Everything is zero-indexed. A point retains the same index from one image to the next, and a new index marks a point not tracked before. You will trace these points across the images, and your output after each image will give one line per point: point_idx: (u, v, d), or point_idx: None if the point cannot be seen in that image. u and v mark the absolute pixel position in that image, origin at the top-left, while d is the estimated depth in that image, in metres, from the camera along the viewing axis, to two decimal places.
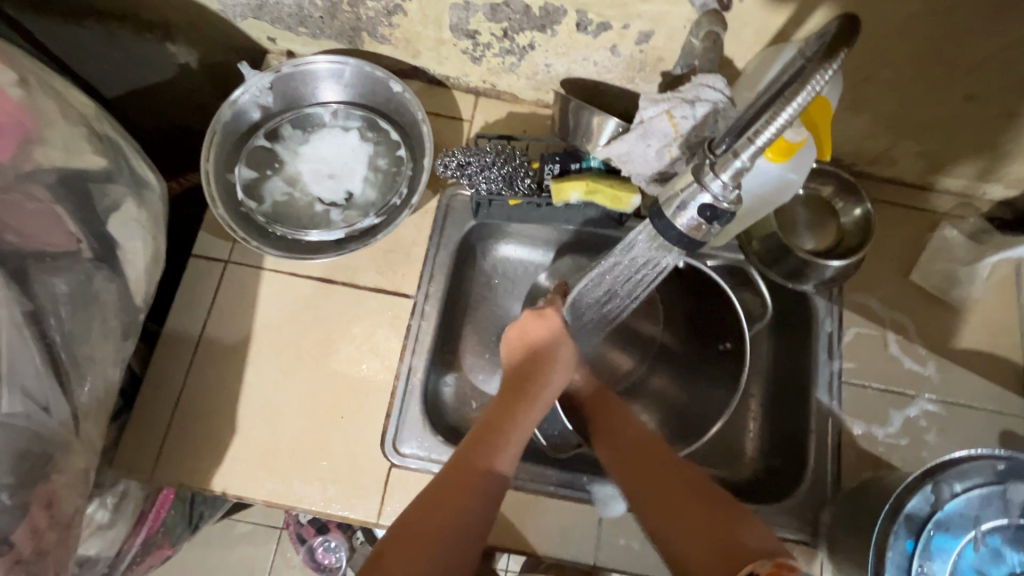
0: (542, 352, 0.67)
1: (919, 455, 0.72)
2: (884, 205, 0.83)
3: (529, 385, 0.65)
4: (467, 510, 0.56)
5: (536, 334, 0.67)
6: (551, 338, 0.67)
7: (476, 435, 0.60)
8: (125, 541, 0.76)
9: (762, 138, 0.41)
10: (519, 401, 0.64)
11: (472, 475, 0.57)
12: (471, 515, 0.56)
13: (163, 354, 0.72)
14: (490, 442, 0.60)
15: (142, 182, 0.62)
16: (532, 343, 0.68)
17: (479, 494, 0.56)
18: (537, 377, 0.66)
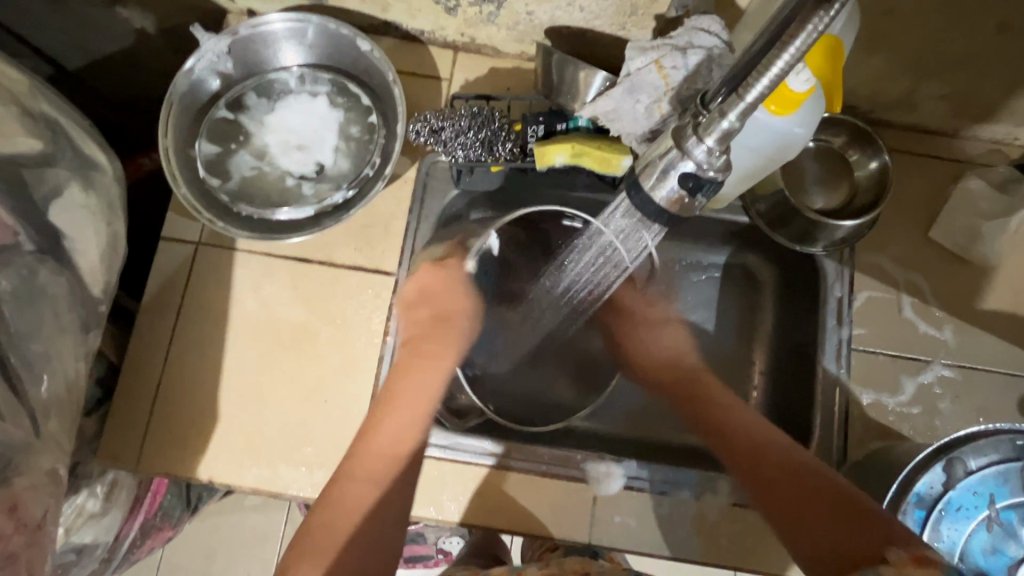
0: (434, 325, 0.67)
1: (931, 423, 0.68)
2: (903, 155, 0.76)
3: (422, 355, 0.65)
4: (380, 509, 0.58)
5: (434, 287, 0.68)
6: (449, 298, 0.69)
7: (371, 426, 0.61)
8: (123, 526, 0.76)
9: (752, 94, 0.35)
10: (419, 364, 0.65)
11: (378, 464, 0.59)
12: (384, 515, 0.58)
13: (139, 341, 0.70)
14: (390, 423, 0.61)
15: (90, 164, 0.58)
16: (432, 299, 0.68)
17: (385, 483, 0.59)
18: (441, 336, 0.67)
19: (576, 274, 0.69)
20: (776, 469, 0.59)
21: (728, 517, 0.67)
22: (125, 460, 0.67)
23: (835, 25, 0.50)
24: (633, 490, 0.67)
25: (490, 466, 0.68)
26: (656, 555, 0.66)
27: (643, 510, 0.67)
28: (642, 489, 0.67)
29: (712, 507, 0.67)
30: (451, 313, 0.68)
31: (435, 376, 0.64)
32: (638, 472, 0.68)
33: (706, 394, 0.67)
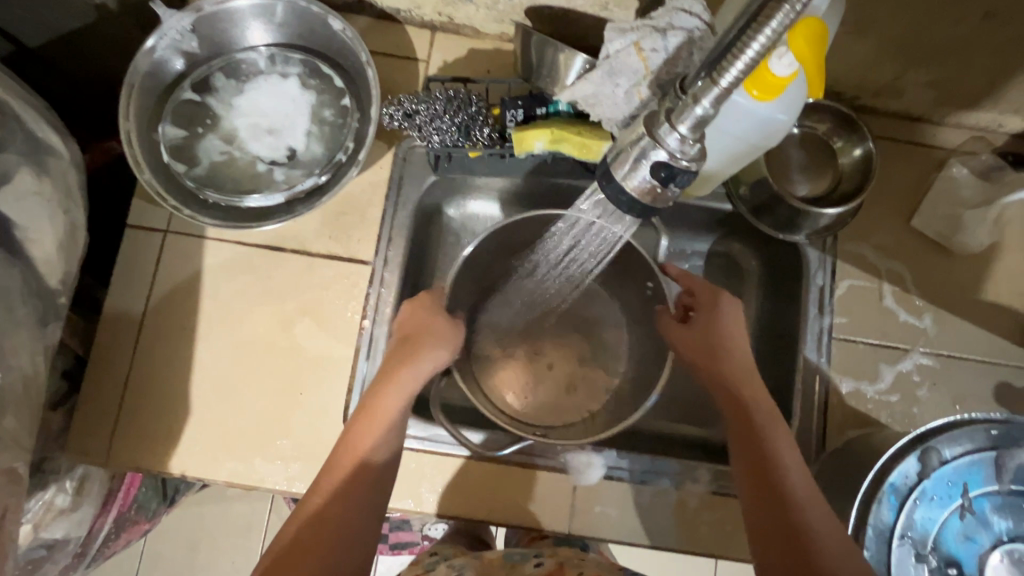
0: (402, 350, 0.60)
1: (909, 411, 0.69)
2: (886, 142, 0.75)
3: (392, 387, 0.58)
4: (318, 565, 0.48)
5: (411, 323, 0.62)
6: (429, 327, 0.62)
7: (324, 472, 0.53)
8: (96, 520, 0.75)
9: (729, 78, 0.34)
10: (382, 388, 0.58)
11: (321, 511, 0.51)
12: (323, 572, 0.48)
13: (105, 333, 0.67)
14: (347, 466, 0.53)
15: (45, 148, 0.56)
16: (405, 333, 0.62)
17: (338, 535, 0.50)
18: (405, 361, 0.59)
19: (565, 249, 0.67)
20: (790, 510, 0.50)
21: (707, 505, 0.67)
22: (94, 455, 0.65)
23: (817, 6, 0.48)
24: (613, 479, 0.67)
25: (468, 458, 0.67)
26: (636, 544, 0.66)
27: (623, 500, 0.67)
28: (622, 479, 0.67)
29: (692, 495, 0.67)
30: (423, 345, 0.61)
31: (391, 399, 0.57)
32: (619, 462, 0.67)
33: (755, 409, 0.57)
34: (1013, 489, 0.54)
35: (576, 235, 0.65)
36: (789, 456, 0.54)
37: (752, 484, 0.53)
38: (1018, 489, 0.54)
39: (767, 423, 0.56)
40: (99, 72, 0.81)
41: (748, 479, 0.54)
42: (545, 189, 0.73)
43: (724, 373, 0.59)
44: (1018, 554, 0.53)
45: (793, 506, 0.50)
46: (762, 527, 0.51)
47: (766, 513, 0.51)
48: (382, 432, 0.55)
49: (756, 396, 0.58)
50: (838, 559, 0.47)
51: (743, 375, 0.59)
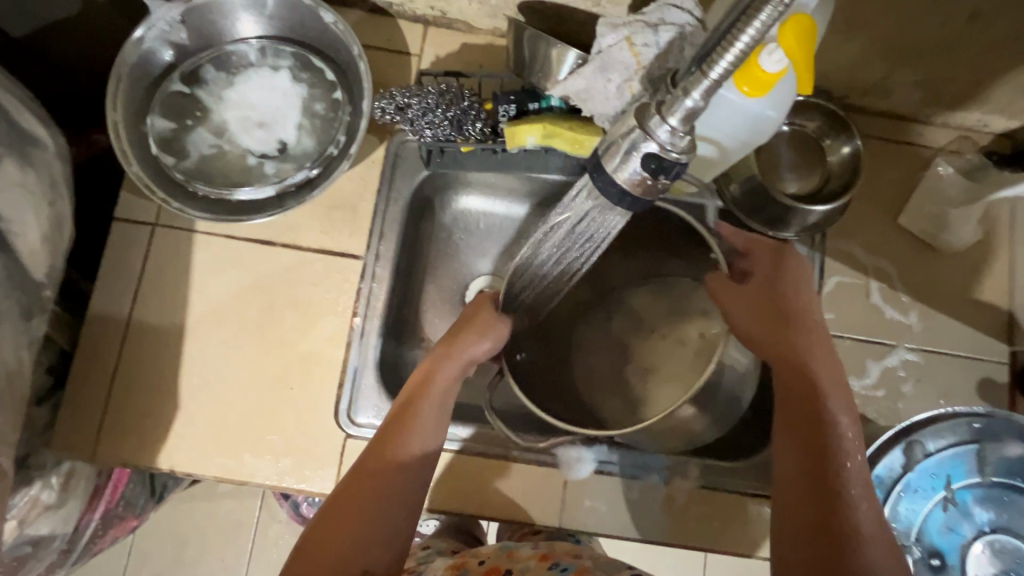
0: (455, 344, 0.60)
1: (894, 406, 0.70)
2: (874, 141, 0.76)
3: (437, 384, 0.58)
4: (375, 506, 0.52)
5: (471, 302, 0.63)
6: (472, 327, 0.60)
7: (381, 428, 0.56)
8: (82, 516, 0.74)
9: (717, 71, 0.34)
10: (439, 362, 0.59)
11: (376, 466, 0.53)
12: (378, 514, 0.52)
13: (92, 327, 0.67)
14: (400, 429, 0.55)
15: (30, 139, 0.55)
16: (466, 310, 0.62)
17: (388, 491, 0.53)
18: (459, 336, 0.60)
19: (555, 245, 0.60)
20: (831, 475, 0.49)
21: (695, 500, 0.67)
22: (80, 450, 0.64)
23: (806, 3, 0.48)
24: (603, 474, 0.68)
25: (459, 452, 0.67)
26: (626, 538, 0.66)
27: (613, 495, 0.67)
28: (612, 473, 0.67)
29: (681, 490, 0.68)
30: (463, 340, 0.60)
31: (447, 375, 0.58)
32: (609, 456, 0.68)
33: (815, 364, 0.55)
34: (994, 481, 0.55)
35: (564, 233, 0.58)
36: (847, 426, 0.52)
37: (799, 449, 0.51)
38: (999, 481, 0.55)
39: (829, 394, 0.53)
40: (85, 63, 0.80)
41: (797, 445, 0.52)
42: (536, 184, 0.74)
43: (792, 351, 0.56)
44: (1000, 544, 0.54)
45: (833, 475, 0.49)
46: (799, 491, 0.49)
47: (810, 448, 0.51)
48: (439, 402, 0.57)
49: (822, 374, 0.54)
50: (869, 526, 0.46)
51: (809, 354, 0.55)
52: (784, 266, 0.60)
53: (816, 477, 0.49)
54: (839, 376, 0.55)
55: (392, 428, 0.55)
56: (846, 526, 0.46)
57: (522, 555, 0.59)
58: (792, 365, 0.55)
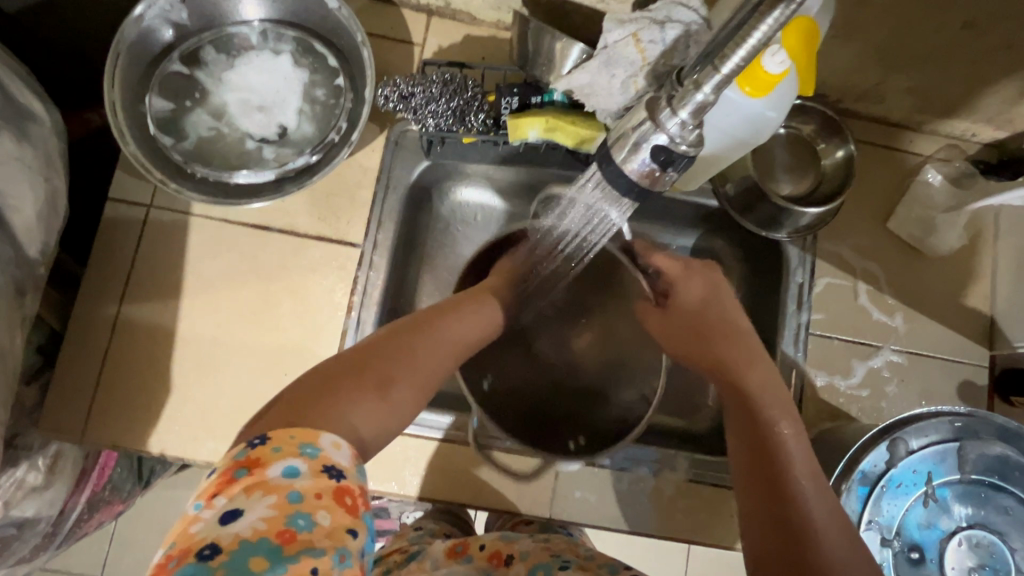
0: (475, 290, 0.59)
1: (877, 405, 0.71)
2: (867, 146, 0.78)
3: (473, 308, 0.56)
4: (413, 365, 0.47)
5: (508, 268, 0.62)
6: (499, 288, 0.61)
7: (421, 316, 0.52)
8: (68, 499, 0.74)
9: (728, 67, 0.35)
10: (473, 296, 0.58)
11: (421, 340, 0.49)
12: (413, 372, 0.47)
13: (83, 308, 0.66)
14: (441, 320, 0.52)
15: (26, 114, 0.55)
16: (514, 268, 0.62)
17: (429, 360, 0.49)
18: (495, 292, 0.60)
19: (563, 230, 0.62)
20: (778, 476, 0.47)
21: (684, 493, 0.69)
22: (68, 432, 0.63)
23: (810, 7, 0.49)
24: (594, 466, 0.68)
25: (452, 442, 0.67)
26: (615, 529, 0.68)
27: (603, 486, 0.68)
28: (603, 466, 0.68)
29: (669, 483, 0.69)
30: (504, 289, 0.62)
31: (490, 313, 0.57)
32: (600, 449, 0.69)
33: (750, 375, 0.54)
34: (974, 479, 0.56)
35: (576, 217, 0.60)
36: (790, 428, 0.51)
37: (746, 464, 0.50)
38: (979, 479, 0.56)
39: (767, 401, 0.52)
40: (81, 40, 0.78)
41: (741, 454, 0.51)
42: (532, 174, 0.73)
43: (722, 362, 0.56)
44: (976, 539, 0.56)
45: (780, 472, 0.47)
46: (750, 496, 0.48)
47: (758, 449, 0.50)
48: (478, 328, 0.55)
49: (754, 379, 0.54)
50: (823, 516, 0.45)
51: (738, 359, 0.55)
52: (688, 271, 0.61)
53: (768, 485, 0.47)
54: (776, 386, 0.54)
55: (421, 323, 0.51)
56: (800, 521, 0.45)
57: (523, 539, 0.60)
58: (726, 376, 0.55)
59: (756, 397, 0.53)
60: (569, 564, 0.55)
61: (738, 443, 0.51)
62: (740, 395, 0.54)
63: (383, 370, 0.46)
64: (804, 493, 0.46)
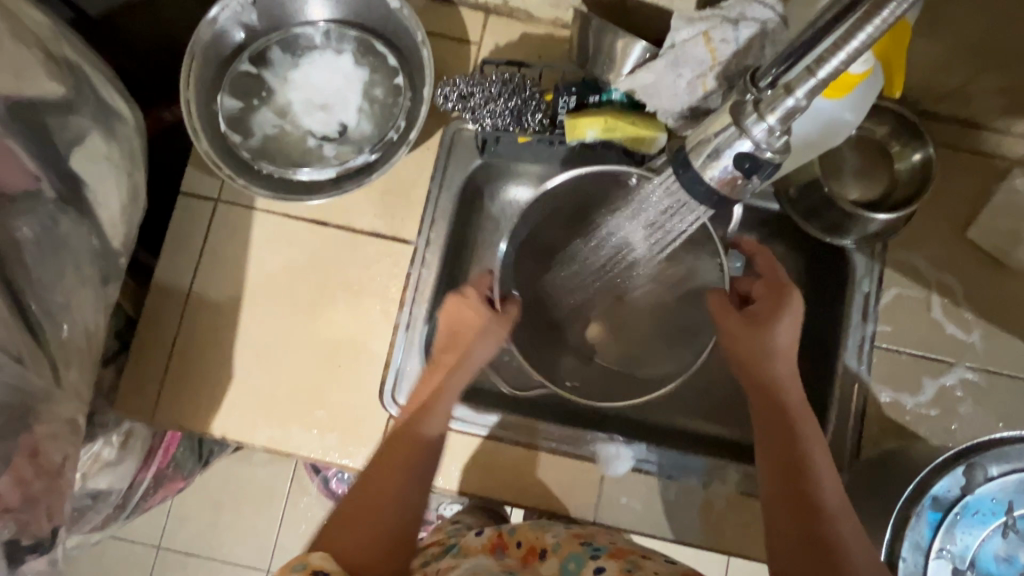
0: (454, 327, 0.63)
1: (949, 426, 0.67)
2: (948, 149, 0.73)
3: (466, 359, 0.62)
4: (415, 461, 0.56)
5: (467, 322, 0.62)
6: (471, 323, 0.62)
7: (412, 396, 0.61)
8: (137, 474, 0.78)
9: (824, 70, 0.33)
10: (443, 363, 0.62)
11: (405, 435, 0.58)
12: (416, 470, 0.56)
13: (156, 296, 0.70)
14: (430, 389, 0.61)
15: (112, 113, 0.58)
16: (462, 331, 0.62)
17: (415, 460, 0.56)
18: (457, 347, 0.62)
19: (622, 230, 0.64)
20: (813, 500, 0.50)
21: (734, 506, 0.67)
22: (141, 412, 0.67)
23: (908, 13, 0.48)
24: (641, 472, 0.67)
25: (498, 440, 0.67)
26: (660, 538, 0.66)
27: (650, 494, 0.67)
28: (650, 472, 0.67)
29: (718, 495, 0.67)
30: (478, 342, 0.62)
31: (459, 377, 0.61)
32: (647, 456, 0.68)
33: (789, 405, 0.56)
34: None
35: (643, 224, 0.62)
36: (827, 474, 0.52)
37: (784, 507, 0.51)
38: None
39: (806, 436, 0.54)
40: (153, 42, 0.82)
41: (780, 490, 0.52)
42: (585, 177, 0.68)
43: (765, 377, 0.57)
44: None
45: (815, 499, 0.50)
46: (787, 538, 0.50)
47: (794, 495, 0.51)
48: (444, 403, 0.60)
49: (793, 401, 0.56)
50: (851, 536, 0.49)
51: (780, 378, 0.57)
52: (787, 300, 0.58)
53: (811, 538, 0.49)
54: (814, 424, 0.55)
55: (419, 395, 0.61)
56: (833, 544, 0.48)
57: (557, 533, 0.58)
58: (764, 389, 0.57)
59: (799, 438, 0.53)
60: (600, 552, 0.54)
61: (771, 485, 0.53)
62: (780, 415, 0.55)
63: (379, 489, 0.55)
64: (847, 544, 0.48)
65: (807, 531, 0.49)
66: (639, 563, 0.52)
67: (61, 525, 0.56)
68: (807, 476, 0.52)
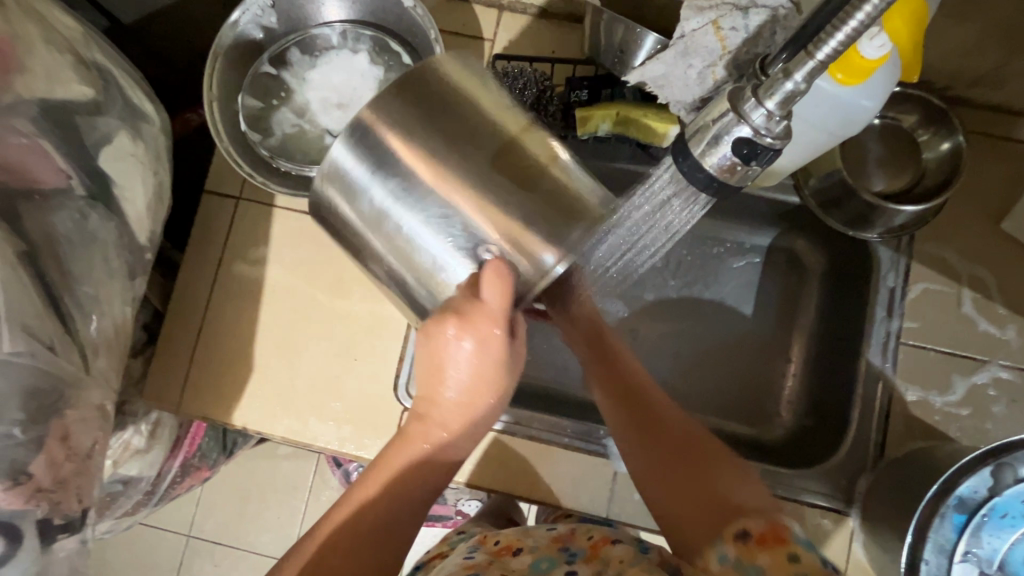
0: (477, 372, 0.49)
1: (981, 426, 0.64)
2: (981, 138, 0.70)
3: (478, 415, 0.51)
4: (399, 514, 0.49)
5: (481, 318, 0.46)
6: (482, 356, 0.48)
7: (400, 441, 0.51)
8: (165, 462, 0.82)
9: (824, 52, 0.33)
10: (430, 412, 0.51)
11: (387, 486, 0.49)
12: (397, 527, 0.49)
13: (182, 290, 0.72)
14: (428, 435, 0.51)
15: (139, 114, 0.61)
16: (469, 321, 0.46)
17: (397, 514, 0.49)
18: (465, 412, 0.51)
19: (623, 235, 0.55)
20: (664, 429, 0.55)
21: None
22: (167, 402, 0.70)
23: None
24: None
25: (510, 433, 0.68)
26: None
27: None
28: None
29: None
30: (481, 407, 0.51)
31: (474, 428, 0.52)
32: None
33: (607, 340, 0.61)
34: None
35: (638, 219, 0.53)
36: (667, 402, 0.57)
37: (646, 446, 0.55)
38: None
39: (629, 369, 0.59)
40: (181, 47, 0.85)
41: (631, 426, 0.56)
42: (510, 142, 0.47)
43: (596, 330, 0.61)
44: None
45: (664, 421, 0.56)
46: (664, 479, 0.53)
47: (642, 422, 0.56)
48: (442, 460, 0.52)
49: (616, 344, 0.61)
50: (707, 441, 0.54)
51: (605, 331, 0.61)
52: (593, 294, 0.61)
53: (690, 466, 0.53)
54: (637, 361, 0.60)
55: (399, 441, 0.51)
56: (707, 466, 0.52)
57: (537, 533, 0.57)
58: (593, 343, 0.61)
59: (617, 373, 0.59)
60: (576, 557, 0.52)
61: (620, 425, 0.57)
62: (599, 345, 0.61)
63: (354, 545, 0.47)
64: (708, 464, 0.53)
65: (673, 460, 0.53)
66: (612, 561, 0.51)
67: (91, 507, 0.59)
68: (648, 408, 0.57)
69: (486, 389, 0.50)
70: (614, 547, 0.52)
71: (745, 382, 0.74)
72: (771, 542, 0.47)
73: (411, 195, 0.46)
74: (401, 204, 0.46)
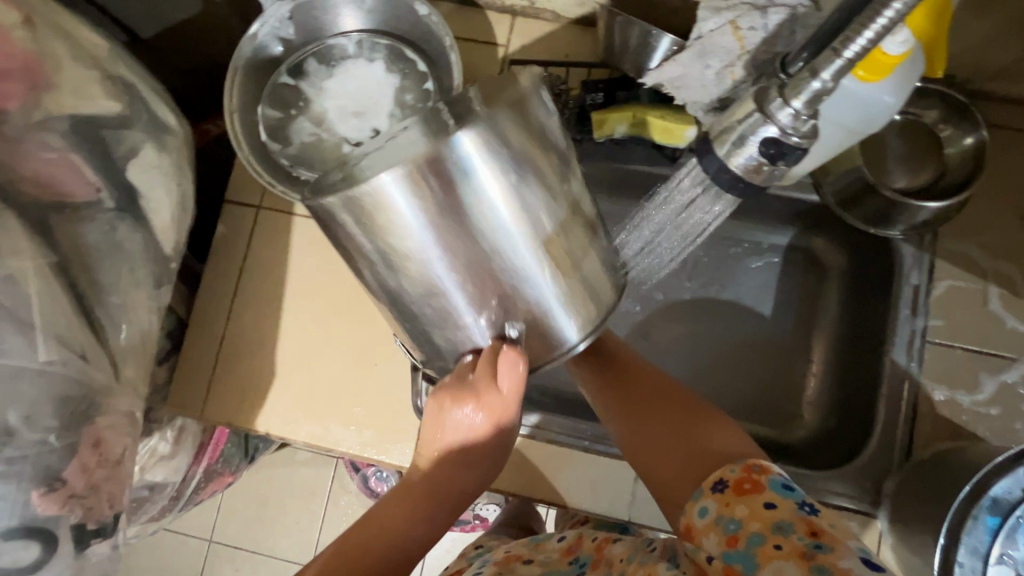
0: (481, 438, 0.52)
1: (1011, 425, 0.63)
2: (1005, 132, 0.68)
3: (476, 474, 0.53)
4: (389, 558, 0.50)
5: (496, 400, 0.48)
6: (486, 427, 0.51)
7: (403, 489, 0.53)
8: (189, 468, 0.83)
9: (851, 51, 0.33)
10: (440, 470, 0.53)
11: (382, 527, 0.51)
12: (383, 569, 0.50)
13: (204, 298, 0.74)
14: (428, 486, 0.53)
15: (162, 126, 0.62)
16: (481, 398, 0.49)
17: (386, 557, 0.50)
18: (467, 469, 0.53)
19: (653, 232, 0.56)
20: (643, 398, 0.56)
21: None
22: (192, 408, 0.71)
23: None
24: None
25: (530, 437, 0.67)
26: None
27: None
28: None
29: None
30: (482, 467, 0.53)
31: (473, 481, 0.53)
32: None
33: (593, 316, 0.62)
34: None
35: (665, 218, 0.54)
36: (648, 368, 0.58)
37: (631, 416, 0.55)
38: None
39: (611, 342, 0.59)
40: (200, 61, 0.87)
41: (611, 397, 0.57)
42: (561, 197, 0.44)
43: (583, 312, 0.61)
44: None
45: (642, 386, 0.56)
46: (652, 448, 0.53)
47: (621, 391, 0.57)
48: (437, 514, 0.53)
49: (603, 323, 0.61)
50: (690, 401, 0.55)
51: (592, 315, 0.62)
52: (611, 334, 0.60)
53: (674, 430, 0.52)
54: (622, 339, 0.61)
55: (401, 488, 0.54)
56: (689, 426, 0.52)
57: (548, 546, 0.58)
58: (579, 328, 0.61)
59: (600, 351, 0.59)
60: (585, 566, 0.53)
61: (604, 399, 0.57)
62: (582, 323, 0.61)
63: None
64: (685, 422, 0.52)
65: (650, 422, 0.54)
66: (613, 560, 0.51)
67: (122, 512, 0.60)
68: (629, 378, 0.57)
69: (485, 454, 0.52)
70: (615, 545, 0.53)
71: (766, 383, 0.73)
72: (748, 485, 0.45)
73: (456, 237, 0.41)
74: (447, 259, 0.42)
